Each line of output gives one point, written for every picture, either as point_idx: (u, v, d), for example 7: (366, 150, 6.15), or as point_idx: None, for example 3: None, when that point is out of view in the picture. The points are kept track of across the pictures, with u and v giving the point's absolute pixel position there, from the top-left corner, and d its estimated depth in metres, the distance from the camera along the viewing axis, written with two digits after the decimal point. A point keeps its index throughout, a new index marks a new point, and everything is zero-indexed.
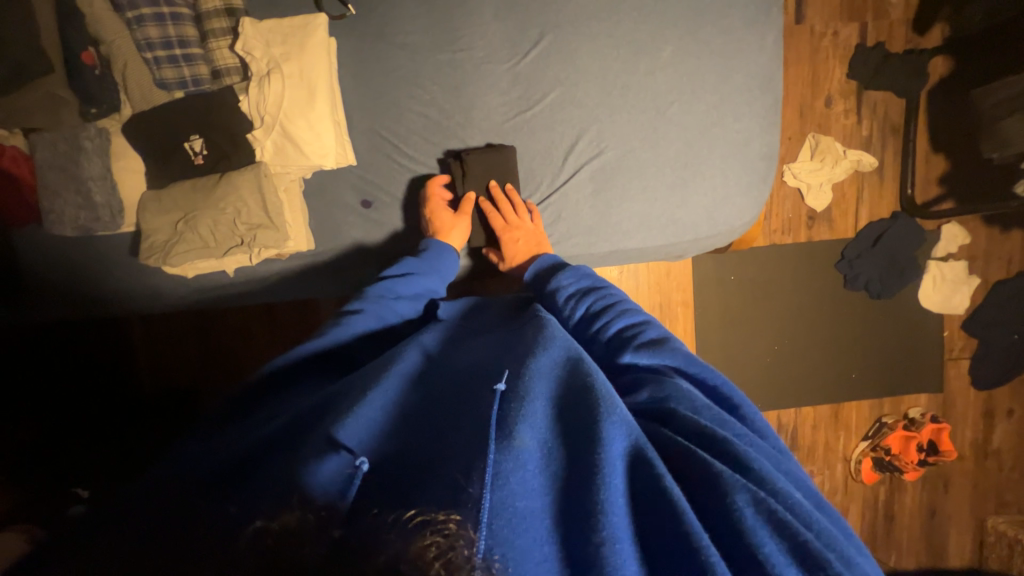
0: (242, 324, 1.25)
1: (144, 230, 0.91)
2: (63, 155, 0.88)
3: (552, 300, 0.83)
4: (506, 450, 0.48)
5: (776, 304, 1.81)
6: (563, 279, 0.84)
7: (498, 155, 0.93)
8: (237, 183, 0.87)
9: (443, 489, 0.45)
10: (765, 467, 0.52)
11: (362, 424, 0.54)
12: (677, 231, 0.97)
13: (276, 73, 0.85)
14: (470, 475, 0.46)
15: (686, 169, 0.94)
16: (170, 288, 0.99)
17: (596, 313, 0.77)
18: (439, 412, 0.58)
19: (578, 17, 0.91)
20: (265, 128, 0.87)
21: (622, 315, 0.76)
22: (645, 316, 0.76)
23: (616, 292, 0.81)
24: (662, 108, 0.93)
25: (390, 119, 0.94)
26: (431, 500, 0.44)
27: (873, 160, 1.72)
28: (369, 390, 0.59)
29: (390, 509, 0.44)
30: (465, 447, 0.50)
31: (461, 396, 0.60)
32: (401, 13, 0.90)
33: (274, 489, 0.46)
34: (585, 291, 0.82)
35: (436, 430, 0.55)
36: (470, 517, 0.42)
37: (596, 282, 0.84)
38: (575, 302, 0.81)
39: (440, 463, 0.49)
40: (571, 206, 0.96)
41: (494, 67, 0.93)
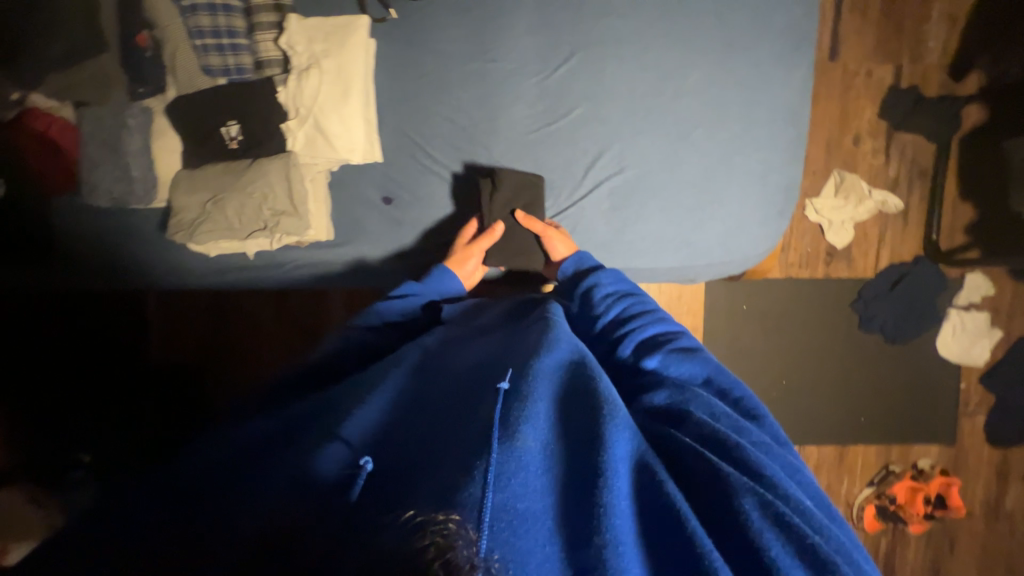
0: (254, 308, 1.29)
1: (173, 206, 0.94)
2: (107, 129, 0.92)
3: (589, 297, 0.84)
4: (507, 451, 0.46)
5: (787, 337, 1.78)
6: (604, 277, 0.85)
7: (525, 183, 0.94)
8: (267, 169, 0.90)
9: (439, 489, 0.42)
10: (777, 476, 0.53)
11: (360, 424, 0.54)
12: (691, 254, 0.96)
13: (315, 68, 0.88)
14: (469, 474, 0.43)
15: (705, 193, 0.94)
16: (192, 265, 1.03)
17: (631, 317, 0.79)
18: (440, 409, 0.57)
19: (611, 36, 0.91)
20: (299, 120, 0.90)
21: (655, 323, 0.77)
22: (678, 328, 0.77)
23: (650, 299, 0.82)
24: (686, 132, 0.93)
25: (418, 120, 0.96)
26: (424, 499, 0.41)
27: (898, 202, 1.71)
28: (364, 400, 0.59)
29: (388, 509, 0.42)
30: (460, 446, 0.47)
31: (462, 393, 0.59)
32: (437, 20, 0.93)
33: (294, 475, 0.47)
34: (621, 295, 0.83)
35: (429, 427, 0.54)
36: (468, 516, 0.38)
37: (630, 288, 0.85)
38: (613, 302, 0.82)
39: (435, 461, 0.47)
40: (588, 220, 0.96)
41: (523, 79, 0.94)
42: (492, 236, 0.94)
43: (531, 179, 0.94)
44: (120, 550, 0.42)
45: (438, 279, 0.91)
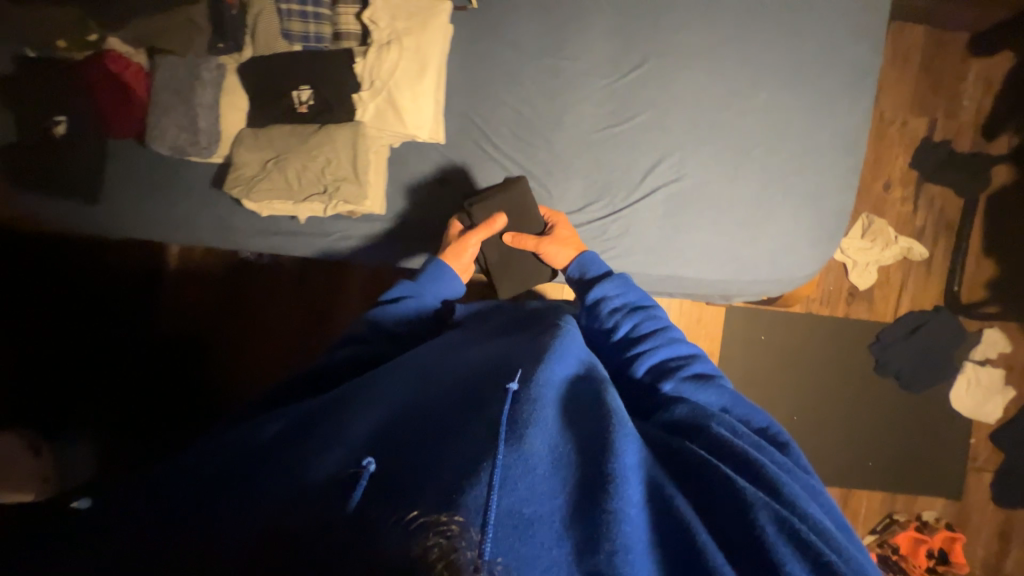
0: (269, 283, 1.31)
1: (235, 162, 0.94)
2: (181, 80, 0.93)
3: (600, 309, 0.82)
4: (514, 454, 0.45)
5: (802, 373, 1.77)
6: (611, 288, 0.83)
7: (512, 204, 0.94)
8: (335, 136, 0.91)
9: (441, 488, 0.42)
10: (795, 491, 0.51)
11: (368, 423, 0.54)
12: (737, 269, 0.97)
13: (395, 44, 0.90)
14: (473, 474, 0.43)
15: (758, 210, 0.96)
16: (238, 224, 1.03)
17: (642, 334, 0.78)
18: (443, 401, 0.55)
19: (682, 50, 0.95)
20: (372, 92, 0.91)
21: (667, 340, 0.76)
22: (690, 347, 0.76)
23: (661, 315, 0.81)
24: (746, 149, 0.95)
25: (485, 107, 0.98)
26: (429, 498, 0.41)
27: (923, 251, 1.73)
28: (370, 403, 0.58)
29: (392, 510, 0.41)
30: (467, 441, 0.47)
31: (468, 385, 0.57)
32: (517, 15, 0.96)
33: (296, 484, 0.46)
34: (630, 309, 0.81)
35: (425, 422, 0.52)
36: (470, 518, 0.40)
37: (641, 301, 0.82)
38: (622, 316, 0.80)
39: (437, 458, 0.47)
40: (640, 224, 0.96)
41: (592, 80, 0.96)
42: (486, 229, 0.91)
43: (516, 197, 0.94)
44: (130, 554, 0.42)
45: (435, 272, 0.88)
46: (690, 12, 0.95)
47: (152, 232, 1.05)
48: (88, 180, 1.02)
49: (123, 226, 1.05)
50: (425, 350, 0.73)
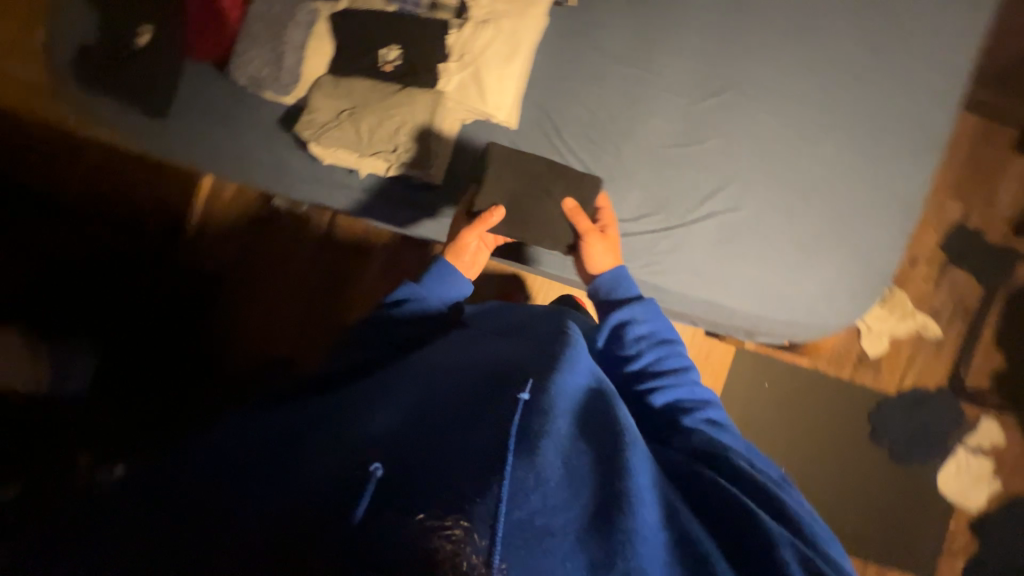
0: (275, 236, 1.18)
1: (310, 106, 0.95)
2: (276, 17, 0.96)
3: (622, 334, 0.76)
4: (526, 466, 0.43)
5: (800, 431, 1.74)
6: (639, 313, 0.76)
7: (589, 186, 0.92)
8: (415, 99, 0.92)
9: (456, 485, 0.42)
10: (810, 532, 0.51)
11: (368, 424, 0.51)
12: (776, 307, 0.98)
13: (492, 25, 0.91)
14: (484, 483, 0.42)
15: (806, 254, 0.97)
16: (293, 166, 1.02)
17: (661, 371, 0.72)
18: (449, 404, 0.52)
19: (761, 87, 0.97)
20: (459, 65, 0.92)
21: (683, 378, 0.72)
22: (706, 392, 0.71)
23: (682, 352, 0.75)
24: (805, 193, 0.97)
25: (561, 103, 0.99)
26: (440, 496, 0.41)
27: (937, 331, 1.75)
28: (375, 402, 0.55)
29: (399, 504, 0.41)
30: (475, 443, 0.45)
31: (477, 386, 0.53)
32: (610, 22, 0.98)
33: (301, 486, 0.44)
34: (654, 341, 0.75)
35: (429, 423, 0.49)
36: (477, 523, 0.39)
37: (664, 333, 0.76)
38: (646, 348, 0.74)
39: (448, 460, 0.45)
40: (690, 244, 0.98)
41: (669, 98, 0.98)
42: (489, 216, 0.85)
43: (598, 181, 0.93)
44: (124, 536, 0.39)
45: (441, 276, 0.80)
46: (775, 52, 0.98)
47: (203, 156, 1.04)
48: (163, 94, 1.02)
49: (176, 144, 1.04)
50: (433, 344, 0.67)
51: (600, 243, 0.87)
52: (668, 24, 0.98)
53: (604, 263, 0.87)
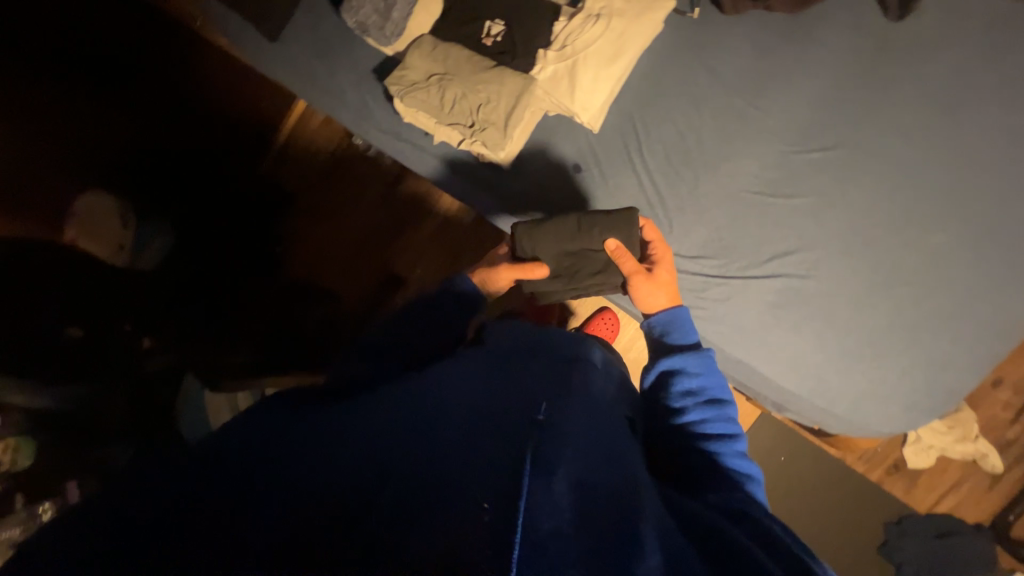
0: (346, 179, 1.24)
1: (405, 62, 0.96)
2: None
3: (672, 384, 0.69)
4: (548, 479, 0.35)
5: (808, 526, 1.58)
6: (691, 365, 0.69)
7: (630, 221, 0.88)
8: (505, 79, 0.89)
9: (466, 493, 0.33)
10: None
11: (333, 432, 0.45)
12: (815, 390, 0.91)
13: (604, 20, 0.86)
14: (496, 490, 0.33)
15: (870, 346, 0.88)
16: (374, 114, 1.05)
17: (708, 432, 0.63)
18: (444, 407, 0.44)
19: (878, 154, 0.87)
20: (558, 55, 0.88)
21: (731, 448, 0.62)
22: (754, 469, 0.62)
23: (733, 418, 0.67)
24: (892, 283, 0.87)
25: (652, 117, 0.94)
26: (444, 509, 0.32)
27: (997, 464, 1.50)
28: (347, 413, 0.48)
29: (379, 521, 0.33)
30: (481, 451, 0.37)
31: (484, 394, 0.46)
32: (730, 45, 0.91)
33: (268, 492, 0.37)
34: (706, 399, 0.67)
35: (411, 413, 0.43)
36: (490, 528, 0.30)
37: (717, 392, 0.68)
38: (694, 405, 0.66)
39: (447, 469, 0.37)
40: (742, 299, 0.92)
41: (770, 140, 0.90)
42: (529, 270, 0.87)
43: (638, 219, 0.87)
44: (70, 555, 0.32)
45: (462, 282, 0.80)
46: (905, 120, 0.87)
47: (297, 84, 1.09)
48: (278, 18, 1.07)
49: (276, 65, 1.10)
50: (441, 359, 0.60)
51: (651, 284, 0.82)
52: (792, 62, 0.90)
53: (660, 301, 0.82)
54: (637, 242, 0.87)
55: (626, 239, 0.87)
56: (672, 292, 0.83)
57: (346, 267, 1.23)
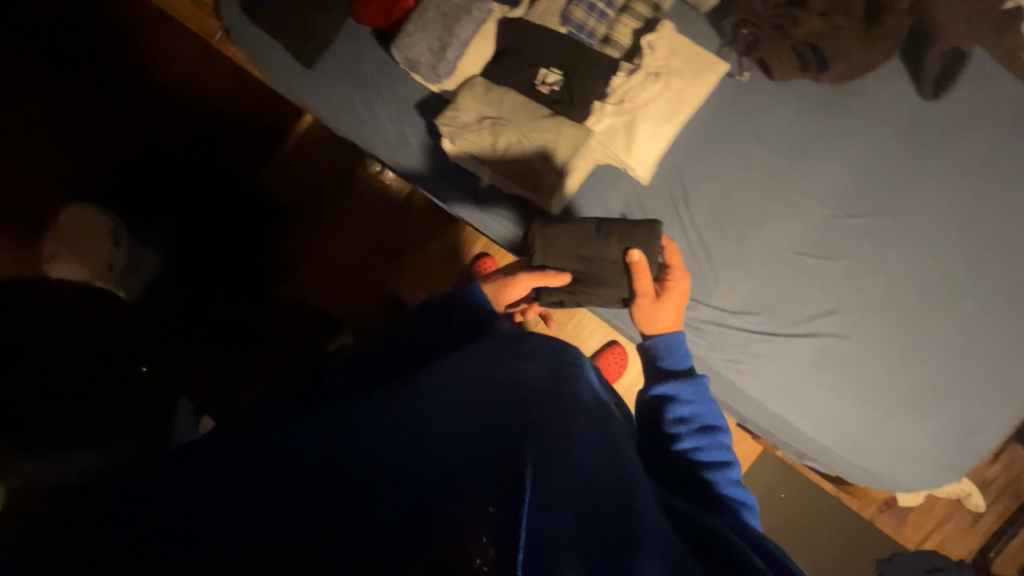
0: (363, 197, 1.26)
1: (456, 103, 0.94)
2: (452, 6, 0.94)
3: (669, 408, 0.73)
4: (546, 460, 0.35)
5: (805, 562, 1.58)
6: (686, 392, 0.74)
7: (650, 235, 0.89)
8: (562, 129, 0.89)
9: (457, 486, 0.32)
10: None
11: (343, 431, 0.45)
12: (850, 448, 0.93)
13: (662, 79, 0.89)
14: (486, 478, 0.32)
15: (903, 406, 0.91)
16: (413, 146, 1.02)
17: (704, 460, 0.67)
18: (437, 422, 0.42)
19: (911, 221, 0.92)
20: (616, 109, 0.90)
21: (721, 471, 0.66)
22: (747, 495, 0.66)
23: (726, 445, 0.71)
24: (925, 346, 0.91)
25: (698, 173, 0.96)
26: (442, 506, 0.31)
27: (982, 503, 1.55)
28: (350, 419, 0.48)
29: (382, 528, 0.31)
30: (476, 437, 0.38)
31: (478, 407, 0.44)
32: (774, 110, 0.95)
33: (256, 497, 0.36)
34: (700, 425, 0.71)
35: (400, 431, 0.42)
36: (494, 532, 0.28)
37: (710, 419, 0.73)
38: (688, 431, 0.70)
39: (434, 465, 0.36)
40: (784, 357, 0.93)
41: (812, 204, 0.94)
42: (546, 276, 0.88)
43: (659, 233, 0.88)
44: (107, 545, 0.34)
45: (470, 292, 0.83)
46: (932, 190, 0.92)
47: (329, 112, 1.04)
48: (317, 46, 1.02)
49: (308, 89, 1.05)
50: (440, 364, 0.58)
51: (667, 299, 0.86)
52: (832, 129, 0.94)
53: (671, 317, 0.86)
54: (654, 255, 0.89)
55: (646, 251, 0.88)
56: (680, 311, 0.87)
57: (347, 281, 1.25)
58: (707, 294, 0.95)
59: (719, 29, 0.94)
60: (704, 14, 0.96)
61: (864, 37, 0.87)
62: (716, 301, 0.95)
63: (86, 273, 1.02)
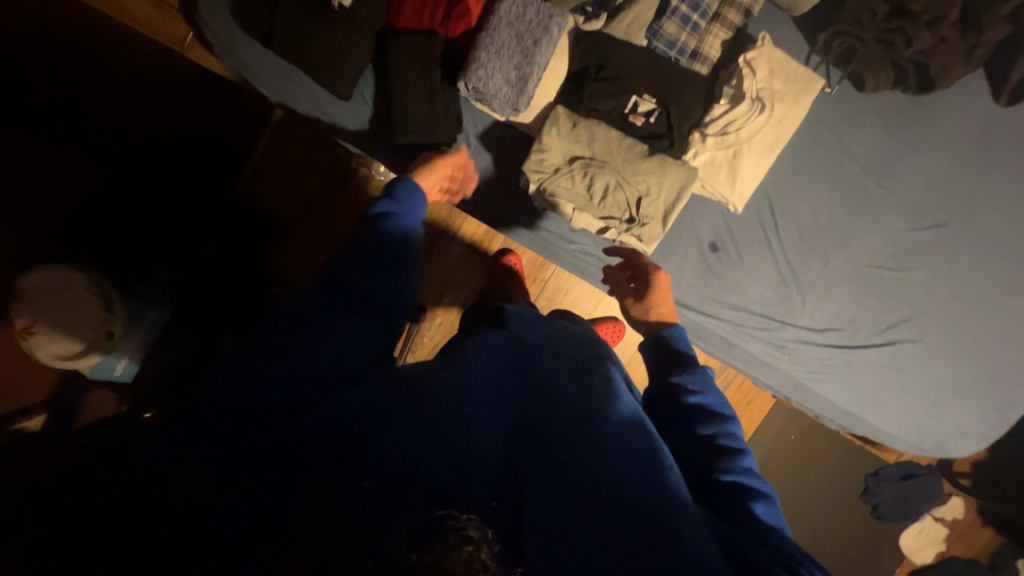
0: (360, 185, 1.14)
1: (541, 143, 0.84)
2: (527, 23, 0.79)
3: (673, 398, 0.67)
4: (541, 476, 0.45)
5: (821, 508, 1.51)
6: (690, 381, 0.68)
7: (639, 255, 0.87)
8: (667, 171, 0.84)
9: (474, 485, 0.42)
10: None
11: (453, 398, 0.49)
12: (908, 429, 1.04)
13: (766, 105, 0.83)
14: (494, 498, 0.42)
15: (954, 394, 1.03)
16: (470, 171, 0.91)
17: (713, 451, 0.61)
18: (474, 405, 0.50)
19: (978, 230, 0.97)
20: (718, 141, 0.84)
21: (729, 460, 0.60)
22: (763, 486, 0.59)
23: (738, 435, 0.64)
24: (979, 345, 1.01)
25: (786, 195, 0.94)
26: (463, 495, 0.40)
27: None
28: (452, 391, 0.50)
29: (412, 502, 0.38)
30: (507, 451, 0.46)
31: (505, 398, 0.53)
32: (863, 123, 0.93)
33: (356, 474, 0.40)
34: (706, 414, 0.65)
35: (450, 411, 0.48)
36: (496, 542, 0.38)
37: (718, 408, 0.66)
38: (696, 421, 0.64)
39: (465, 463, 0.43)
40: (862, 367, 1.00)
41: (894, 220, 0.96)
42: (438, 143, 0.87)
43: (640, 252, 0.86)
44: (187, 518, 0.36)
45: (405, 191, 0.76)
46: (996, 200, 0.97)
47: (374, 140, 0.91)
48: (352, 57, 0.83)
49: (336, 110, 0.90)
50: (460, 344, 0.65)
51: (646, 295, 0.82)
52: (915, 138, 0.94)
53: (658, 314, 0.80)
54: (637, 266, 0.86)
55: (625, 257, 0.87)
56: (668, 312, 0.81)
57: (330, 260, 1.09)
58: (795, 315, 0.98)
59: (810, 38, 0.91)
60: (795, 20, 0.90)
61: (959, 50, 0.87)
62: (803, 321, 0.98)
63: (80, 345, 0.80)
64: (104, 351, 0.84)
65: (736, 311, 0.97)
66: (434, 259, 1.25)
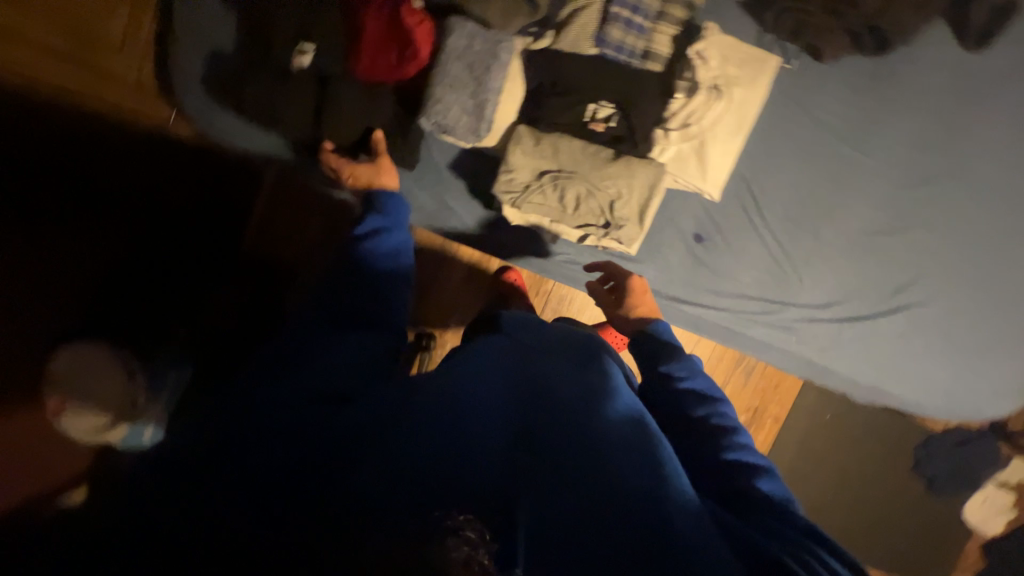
0: None
1: (507, 162, 0.86)
2: (476, 53, 0.82)
3: (662, 388, 0.66)
4: (541, 474, 0.45)
5: (869, 488, 1.44)
6: (676, 368, 0.66)
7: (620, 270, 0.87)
8: (634, 171, 0.84)
9: (472, 488, 0.42)
10: None
11: (451, 405, 0.49)
12: (937, 395, 0.99)
13: (723, 93, 0.84)
14: (497, 499, 0.42)
15: (981, 350, 0.98)
16: (445, 198, 0.93)
17: (707, 434, 0.60)
18: (480, 407, 0.50)
19: (972, 178, 0.94)
20: (682, 134, 0.84)
21: (726, 440, 0.59)
22: (763, 460, 0.58)
23: (731, 415, 0.63)
24: (999, 294, 0.96)
25: (764, 173, 0.93)
26: (460, 498, 0.41)
27: None
28: (453, 397, 0.50)
29: (413, 501, 0.40)
30: (503, 453, 0.45)
31: (508, 393, 0.52)
32: (828, 91, 0.92)
33: (344, 494, 0.40)
34: (696, 398, 0.63)
35: (448, 418, 0.48)
36: (494, 540, 0.39)
37: (708, 391, 0.65)
38: (685, 405, 0.63)
39: (460, 466, 0.43)
40: (878, 332, 0.96)
41: (881, 182, 0.93)
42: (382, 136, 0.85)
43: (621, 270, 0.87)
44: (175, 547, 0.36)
45: (390, 203, 0.78)
46: (986, 144, 0.93)
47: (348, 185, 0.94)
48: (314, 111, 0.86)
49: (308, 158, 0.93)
50: (461, 349, 0.65)
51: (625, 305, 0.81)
52: (888, 96, 0.92)
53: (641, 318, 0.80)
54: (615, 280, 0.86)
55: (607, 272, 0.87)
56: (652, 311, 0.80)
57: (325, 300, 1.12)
58: (794, 293, 0.96)
59: (759, 20, 0.91)
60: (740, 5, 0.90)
61: (912, 5, 0.86)
62: (805, 298, 0.96)
63: (107, 417, 0.89)
64: (127, 419, 0.90)
65: (733, 297, 0.96)
66: (431, 287, 1.26)
